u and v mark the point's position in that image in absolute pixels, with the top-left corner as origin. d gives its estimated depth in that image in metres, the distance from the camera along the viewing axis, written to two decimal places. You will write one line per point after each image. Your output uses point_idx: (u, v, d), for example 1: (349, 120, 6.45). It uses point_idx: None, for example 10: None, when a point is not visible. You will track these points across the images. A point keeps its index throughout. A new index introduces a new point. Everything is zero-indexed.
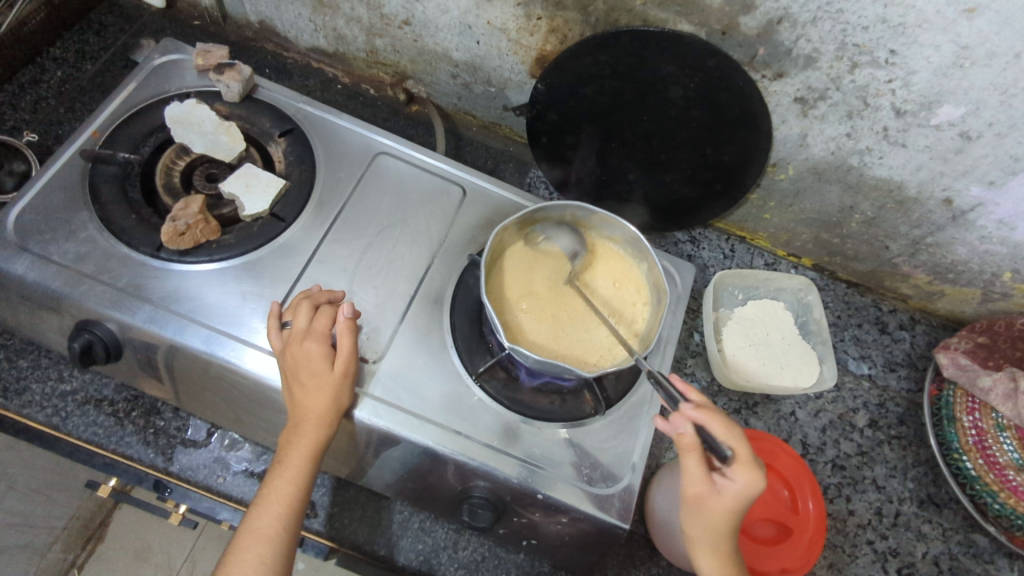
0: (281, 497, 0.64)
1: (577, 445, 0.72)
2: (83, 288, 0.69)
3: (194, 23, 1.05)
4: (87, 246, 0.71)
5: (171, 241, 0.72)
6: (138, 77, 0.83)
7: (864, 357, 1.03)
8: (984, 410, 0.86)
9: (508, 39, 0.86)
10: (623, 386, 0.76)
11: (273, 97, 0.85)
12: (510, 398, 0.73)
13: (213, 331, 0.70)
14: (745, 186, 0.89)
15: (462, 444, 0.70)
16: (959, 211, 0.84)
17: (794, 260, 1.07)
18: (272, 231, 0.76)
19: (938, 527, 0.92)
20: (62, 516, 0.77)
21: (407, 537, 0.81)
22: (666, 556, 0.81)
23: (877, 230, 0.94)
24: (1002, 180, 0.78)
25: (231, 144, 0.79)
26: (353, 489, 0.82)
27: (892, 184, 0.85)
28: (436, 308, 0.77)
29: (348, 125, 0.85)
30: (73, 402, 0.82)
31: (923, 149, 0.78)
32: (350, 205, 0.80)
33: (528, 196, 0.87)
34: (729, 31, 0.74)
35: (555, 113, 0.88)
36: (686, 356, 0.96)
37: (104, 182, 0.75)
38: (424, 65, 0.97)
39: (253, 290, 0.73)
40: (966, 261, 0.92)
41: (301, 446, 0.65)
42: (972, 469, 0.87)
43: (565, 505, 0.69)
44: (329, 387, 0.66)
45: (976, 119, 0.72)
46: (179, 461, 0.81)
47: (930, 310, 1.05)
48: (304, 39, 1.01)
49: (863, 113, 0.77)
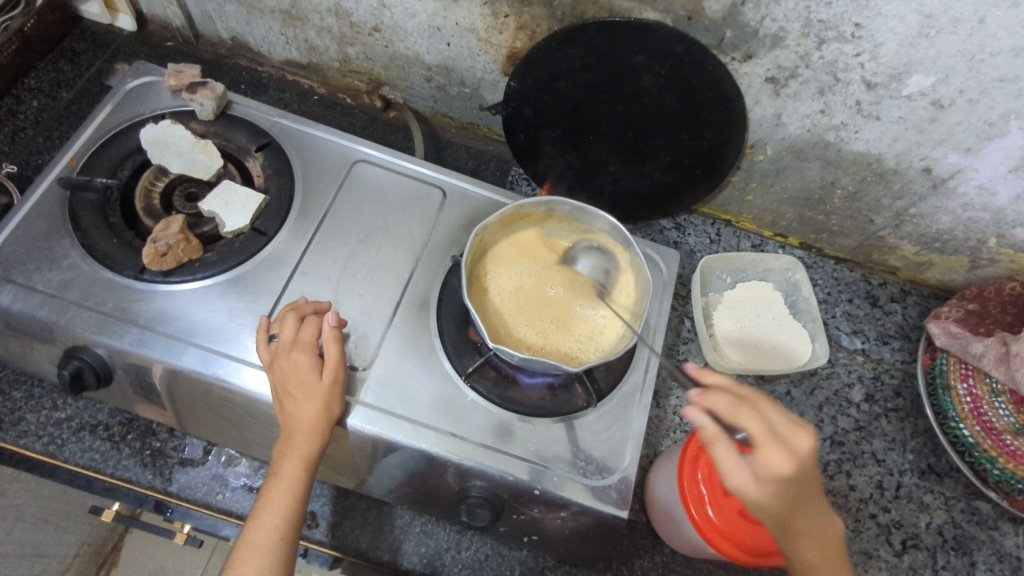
0: (278, 509, 0.64)
1: (570, 439, 0.73)
2: (69, 315, 0.70)
3: (167, 44, 1.05)
4: (70, 273, 0.72)
5: (152, 262, 0.72)
6: (112, 102, 0.83)
7: (856, 332, 1.03)
8: (978, 376, 0.87)
9: (477, 39, 0.86)
10: (614, 376, 0.77)
11: (248, 112, 0.86)
12: (501, 396, 0.73)
13: (202, 349, 0.70)
14: (725, 170, 0.89)
15: (455, 445, 0.70)
16: (939, 179, 0.84)
17: (781, 240, 1.07)
18: (255, 246, 0.77)
19: (940, 496, 0.92)
20: (73, 544, 0.80)
21: (410, 540, 0.81)
22: (670, 543, 0.82)
23: (860, 204, 0.94)
24: (978, 146, 0.78)
25: (208, 162, 0.80)
26: (354, 496, 0.83)
27: (870, 157, 0.85)
28: (422, 312, 0.77)
29: (324, 135, 0.86)
30: (68, 428, 0.81)
31: (898, 120, 0.78)
32: (331, 214, 0.81)
33: (508, 193, 0.87)
34: (694, 16, 0.75)
35: (530, 109, 0.88)
36: (678, 343, 0.97)
37: (84, 209, 0.75)
38: (397, 70, 0.97)
39: (239, 306, 0.74)
40: (951, 229, 0.92)
41: (294, 458, 0.66)
42: (969, 437, 0.87)
43: (562, 498, 0.70)
44: (318, 397, 0.67)
45: (946, 87, 0.72)
46: (178, 481, 0.81)
47: (920, 280, 1.05)
48: (277, 52, 1.02)
49: (835, 89, 0.77)
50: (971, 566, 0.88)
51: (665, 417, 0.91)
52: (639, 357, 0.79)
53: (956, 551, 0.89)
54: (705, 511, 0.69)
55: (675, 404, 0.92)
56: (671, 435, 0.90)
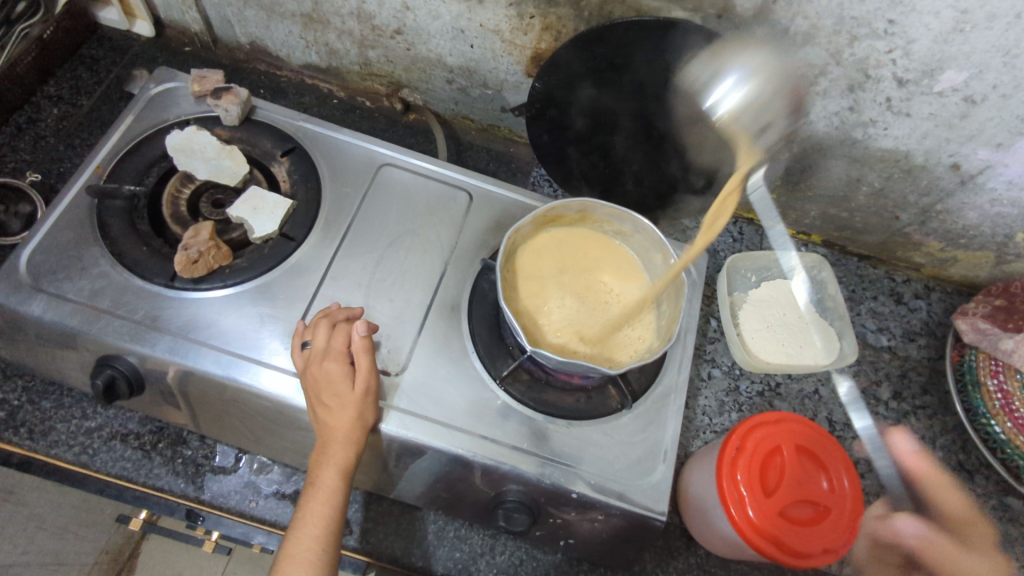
0: (316, 518, 0.64)
1: (605, 441, 0.72)
2: (101, 324, 0.69)
3: (185, 50, 1.05)
4: (101, 281, 0.71)
5: (184, 270, 0.71)
6: (136, 108, 0.82)
7: (882, 329, 1.02)
8: (1008, 372, 0.86)
9: (502, 40, 0.86)
10: (647, 378, 0.76)
11: (272, 117, 0.85)
12: (535, 399, 0.73)
13: (235, 356, 0.70)
14: (753, 168, 0.88)
15: (492, 449, 0.69)
16: (967, 175, 0.84)
17: (804, 238, 1.07)
18: (283, 252, 0.76)
19: (972, 494, 0.92)
20: (91, 553, 0.73)
21: (443, 546, 0.81)
22: (704, 544, 0.81)
23: (886, 201, 0.93)
24: (1009, 142, 0.77)
25: (235, 168, 0.79)
26: (386, 502, 0.82)
27: (899, 153, 0.84)
28: (453, 315, 0.76)
29: (348, 139, 0.85)
30: (99, 438, 0.81)
31: (928, 117, 0.78)
32: (359, 218, 0.80)
33: (534, 195, 0.86)
34: (724, 14, 0.74)
35: (555, 110, 0.87)
36: (705, 343, 0.96)
37: (113, 217, 0.75)
38: (419, 73, 0.97)
39: (270, 313, 0.73)
40: (977, 225, 0.92)
41: (331, 466, 0.65)
42: (1001, 434, 0.87)
43: (601, 502, 0.69)
44: (351, 406, 0.66)
45: (979, 82, 0.72)
46: (210, 488, 0.81)
47: (943, 277, 1.05)
48: (296, 56, 1.01)
49: (865, 86, 0.77)
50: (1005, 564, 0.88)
51: (694, 418, 0.91)
52: (671, 357, 0.78)
53: None
54: (744, 511, 0.69)
55: (704, 404, 0.92)
56: (701, 435, 0.89)
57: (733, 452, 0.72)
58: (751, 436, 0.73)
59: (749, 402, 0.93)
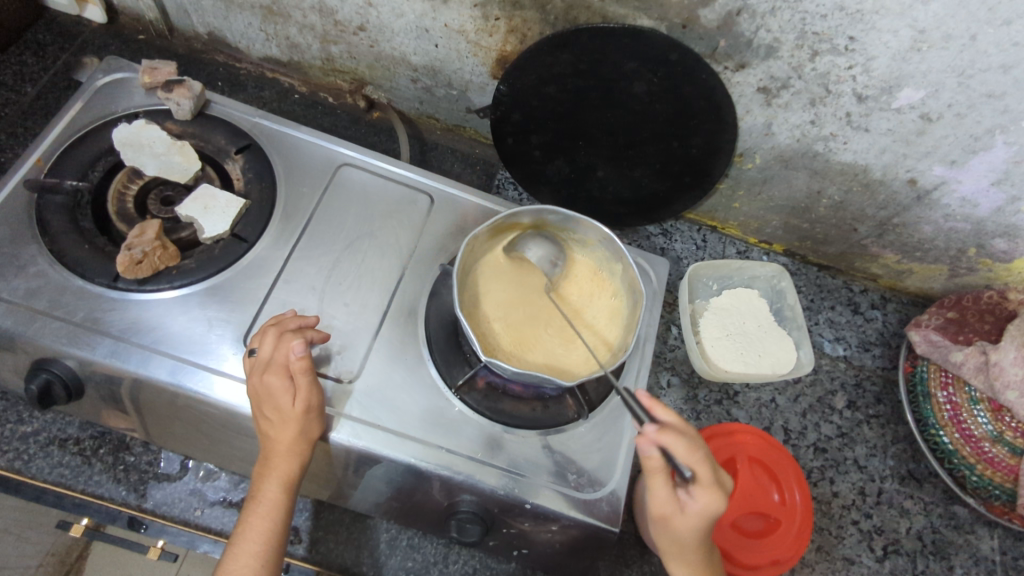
0: (257, 533, 0.63)
1: (561, 451, 0.72)
2: (37, 325, 0.66)
3: (139, 38, 1.01)
4: (38, 280, 0.68)
5: (127, 271, 0.69)
6: (82, 99, 0.79)
7: (839, 339, 1.04)
8: (958, 384, 0.89)
9: (466, 41, 0.84)
10: (605, 388, 0.76)
11: (227, 112, 0.82)
12: (491, 408, 0.72)
13: (180, 361, 0.67)
14: (714, 177, 0.88)
15: (445, 459, 0.68)
16: (923, 190, 0.85)
17: (765, 247, 1.08)
18: (234, 253, 0.74)
19: (920, 502, 0.94)
20: (36, 555, 0.72)
21: (396, 555, 0.79)
22: (659, 553, 0.81)
23: (845, 213, 0.94)
24: (963, 159, 0.79)
25: (185, 164, 0.76)
26: (338, 510, 0.81)
27: (857, 167, 0.85)
28: (410, 321, 0.75)
29: (307, 137, 0.83)
30: (35, 443, 0.78)
31: (886, 132, 0.79)
32: (315, 219, 0.78)
33: (496, 199, 0.85)
34: (689, 24, 0.74)
35: (520, 113, 0.86)
36: (666, 351, 0.96)
37: (53, 213, 0.71)
38: (382, 70, 0.95)
39: (219, 316, 0.71)
40: (932, 239, 0.93)
41: (274, 480, 0.64)
42: (948, 444, 0.89)
43: (554, 512, 0.69)
44: (294, 420, 0.64)
45: (935, 101, 0.73)
46: (153, 496, 0.78)
47: (899, 288, 1.07)
48: (256, 49, 0.98)
49: (826, 100, 0.77)
50: (949, 570, 0.90)
51: None
52: (630, 366, 0.78)
53: (935, 556, 0.91)
54: None
55: None
56: None
57: None
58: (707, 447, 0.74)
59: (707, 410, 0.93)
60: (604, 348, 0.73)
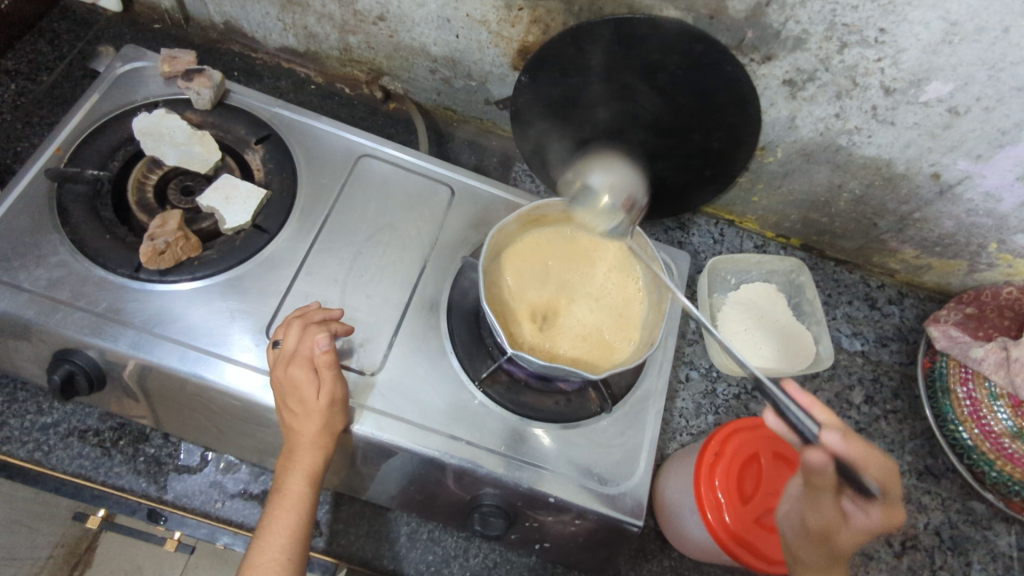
0: (282, 527, 0.62)
1: (584, 444, 0.71)
2: (60, 316, 0.66)
3: (154, 27, 1.00)
4: (60, 270, 0.67)
5: (150, 261, 0.68)
6: (102, 88, 0.78)
7: (856, 334, 1.03)
8: (977, 380, 0.88)
9: (488, 31, 0.83)
10: (628, 381, 0.75)
11: (247, 102, 0.82)
12: (514, 401, 0.71)
13: (202, 352, 0.67)
14: (734, 174, 0.88)
15: (469, 452, 0.68)
16: (946, 185, 0.85)
17: (783, 241, 1.07)
18: (256, 244, 0.73)
19: (938, 498, 0.94)
20: (46, 545, 0.73)
21: (416, 548, 0.79)
22: (679, 548, 0.81)
23: (865, 208, 0.94)
24: (989, 154, 0.78)
25: (206, 154, 0.76)
26: (358, 503, 0.80)
27: (880, 161, 0.85)
28: (432, 314, 0.75)
29: (327, 128, 0.82)
30: (54, 434, 0.77)
31: (912, 126, 0.78)
32: (337, 210, 0.78)
33: (517, 191, 0.85)
34: (715, 15, 0.73)
35: (541, 105, 0.85)
36: (684, 345, 0.96)
37: (73, 203, 0.71)
38: (400, 61, 0.94)
39: (241, 307, 0.70)
40: (953, 234, 0.93)
41: (298, 473, 0.64)
42: (968, 439, 0.89)
43: (579, 507, 0.68)
44: (318, 413, 0.63)
45: (964, 94, 0.72)
46: (173, 488, 0.77)
47: (917, 283, 1.06)
48: (273, 39, 0.97)
49: (852, 93, 0.76)
50: (967, 566, 0.90)
51: (671, 419, 0.90)
52: (652, 360, 0.77)
53: (953, 551, 0.91)
54: (721, 516, 0.69)
55: (681, 407, 0.92)
56: (678, 437, 0.89)
57: (712, 458, 0.72)
58: (729, 443, 0.72)
59: (726, 405, 0.93)
60: (625, 341, 0.73)
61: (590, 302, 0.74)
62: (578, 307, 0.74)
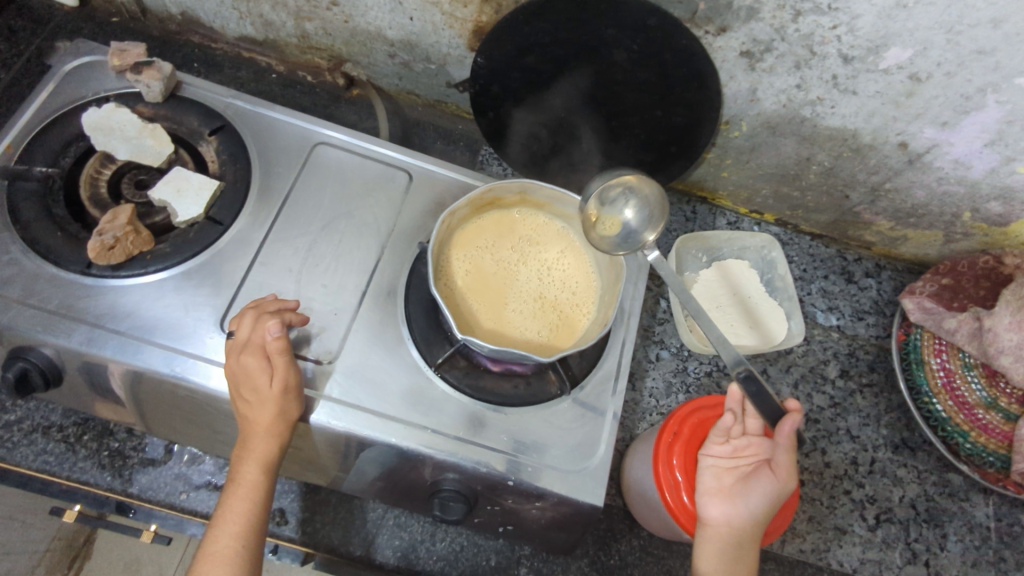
0: (237, 516, 0.63)
1: (543, 427, 0.71)
2: (12, 314, 0.66)
3: (112, 21, 0.99)
4: (11, 268, 0.68)
5: (99, 256, 0.68)
6: (50, 84, 0.78)
7: (832, 308, 1.02)
8: (951, 351, 0.89)
9: (441, 13, 0.82)
10: (588, 363, 0.75)
11: (199, 93, 0.81)
12: (472, 385, 0.71)
13: (155, 346, 0.67)
14: (700, 151, 0.86)
15: (427, 438, 0.68)
16: (914, 154, 0.83)
17: (756, 217, 1.06)
18: (210, 236, 0.73)
19: (913, 470, 0.93)
20: (43, 539, 0.75)
21: (383, 534, 0.80)
22: (646, 527, 0.82)
23: (835, 179, 0.92)
24: (954, 120, 0.76)
25: (158, 147, 0.75)
26: (324, 491, 0.81)
27: (846, 132, 0.83)
28: (389, 300, 0.74)
29: (282, 117, 0.81)
30: (19, 431, 0.78)
31: (874, 95, 0.76)
32: (292, 200, 0.77)
33: (476, 174, 0.84)
34: None
35: (499, 86, 0.84)
36: (654, 324, 0.95)
37: (24, 200, 0.70)
38: (359, 46, 0.93)
39: (194, 300, 0.70)
40: (926, 204, 0.91)
41: (253, 461, 0.64)
42: (942, 412, 0.88)
43: (537, 489, 0.68)
44: (272, 401, 0.64)
45: (924, 60, 0.70)
46: (138, 481, 0.78)
47: (894, 255, 1.05)
48: (231, 28, 0.96)
49: (811, 63, 0.75)
50: (942, 537, 0.90)
51: (641, 399, 0.90)
52: (613, 341, 0.77)
53: (928, 524, 0.90)
54: (679, 496, 0.69)
55: (651, 386, 0.91)
56: (647, 417, 0.89)
57: (671, 437, 0.72)
58: (689, 422, 0.72)
59: (697, 383, 0.92)
60: (581, 322, 0.72)
61: (544, 285, 0.74)
62: (531, 291, 0.73)
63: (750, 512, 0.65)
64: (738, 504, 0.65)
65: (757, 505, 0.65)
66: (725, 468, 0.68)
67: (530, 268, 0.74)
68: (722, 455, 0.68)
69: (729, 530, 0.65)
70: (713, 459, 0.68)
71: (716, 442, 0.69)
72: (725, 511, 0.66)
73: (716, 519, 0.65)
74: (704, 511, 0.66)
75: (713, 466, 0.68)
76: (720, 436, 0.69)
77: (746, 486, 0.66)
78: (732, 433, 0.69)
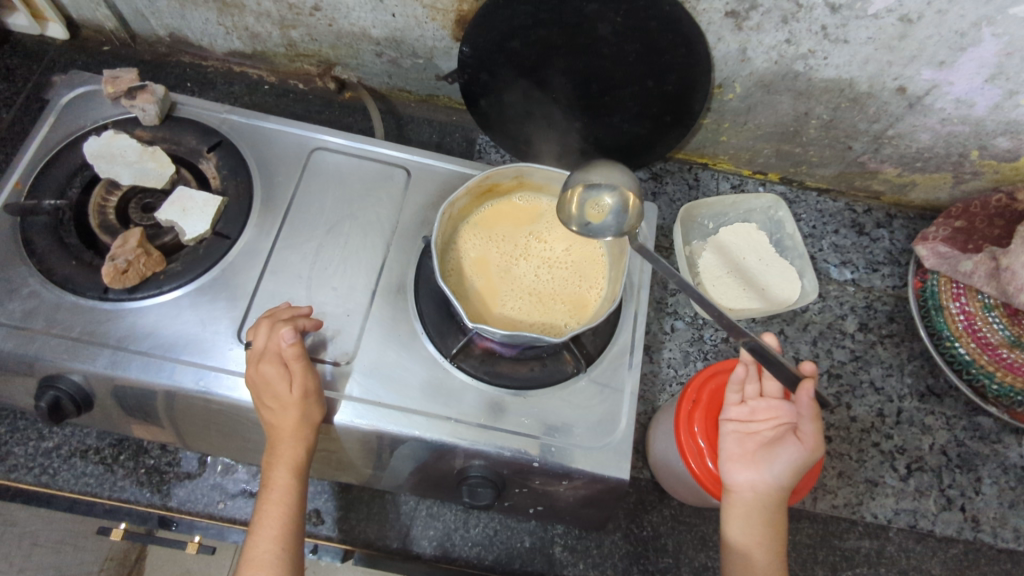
0: (273, 519, 0.65)
1: (563, 407, 0.72)
2: (37, 344, 0.68)
3: (104, 49, 1.01)
4: (32, 301, 0.70)
5: (114, 281, 0.70)
6: (50, 118, 0.79)
7: (845, 262, 1.01)
8: (970, 293, 0.87)
9: (422, 6, 0.82)
10: (602, 339, 0.75)
11: (194, 112, 0.82)
12: (489, 372, 0.72)
13: (177, 363, 0.69)
14: (695, 114, 0.86)
15: (449, 428, 0.69)
16: (914, 97, 0.82)
17: (760, 177, 1.05)
18: (219, 250, 0.74)
19: (942, 417, 0.92)
20: (96, 560, 0.78)
21: (418, 525, 0.82)
22: (676, 496, 0.82)
23: (836, 131, 0.91)
24: (951, 59, 0.75)
25: (160, 169, 0.77)
26: (356, 489, 0.83)
27: (842, 83, 0.82)
28: (399, 297, 0.75)
29: (276, 127, 0.82)
30: (58, 457, 0.81)
31: (866, 41, 0.75)
32: (294, 207, 0.78)
33: (473, 163, 0.84)
34: None
35: (488, 73, 0.84)
36: (666, 296, 0.95)
37: (37, 234, 0.72)
38: (346, 49, 0.93)
39: (210, 314, 0.71)
40: (931, 147, 0.90)
41: (282, 465, 0.65)
42: (965, 354, 0.86)
43: (562, 468, 0.69)
44: (294, 406, 0.65)
45: (913, 1, 0.69)
46: (176, 495, 0.81)
47: (904, 203, 1.04)
48: (219, 44, 0.97)
49: (798, 16, 0.74)
50: (977, 482, 0.89)
51: (660, 371, 0.90)
52: (625, 316, 0.77)
53: (962, 469, 0.89)
54: (704, 463, 0.70)
55: (669, 356, 0.91)
56: (668, 388, 0.89)
57: (690, 405, 0.72)
58: (707, 388, 0.73)
59: (715, 350, 0.92)
60: (590, 300, 0.73)
61: (552, 268, 0.74)
62: (539, 275, 0.73)
63: (775, 476, 0.66)
64: (761, 470, 0.66)
65: (781, 470, 0.65)
66: (746, 432, 0.69)
67: (536, 253, 0.75)
68: (741, 418, 0.69)
69: (754, 495, 0.66)
70: (732, 423, 0.69)
71: (733, 403, 0.70)
72: (750, 477, 0.66)
73: (740, 484, 0.66)
74: (729, 479, 0.67)
75: (734, 431, 0.69)
76: (735, 398, 0.70)
77: (769, 451, 0.66)
78: (747, 394, 0.70)
